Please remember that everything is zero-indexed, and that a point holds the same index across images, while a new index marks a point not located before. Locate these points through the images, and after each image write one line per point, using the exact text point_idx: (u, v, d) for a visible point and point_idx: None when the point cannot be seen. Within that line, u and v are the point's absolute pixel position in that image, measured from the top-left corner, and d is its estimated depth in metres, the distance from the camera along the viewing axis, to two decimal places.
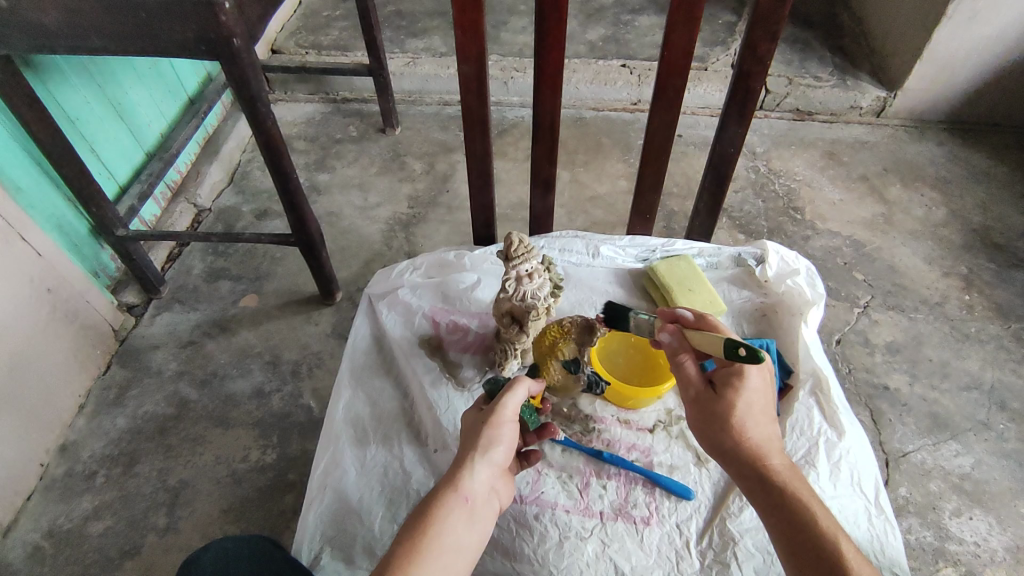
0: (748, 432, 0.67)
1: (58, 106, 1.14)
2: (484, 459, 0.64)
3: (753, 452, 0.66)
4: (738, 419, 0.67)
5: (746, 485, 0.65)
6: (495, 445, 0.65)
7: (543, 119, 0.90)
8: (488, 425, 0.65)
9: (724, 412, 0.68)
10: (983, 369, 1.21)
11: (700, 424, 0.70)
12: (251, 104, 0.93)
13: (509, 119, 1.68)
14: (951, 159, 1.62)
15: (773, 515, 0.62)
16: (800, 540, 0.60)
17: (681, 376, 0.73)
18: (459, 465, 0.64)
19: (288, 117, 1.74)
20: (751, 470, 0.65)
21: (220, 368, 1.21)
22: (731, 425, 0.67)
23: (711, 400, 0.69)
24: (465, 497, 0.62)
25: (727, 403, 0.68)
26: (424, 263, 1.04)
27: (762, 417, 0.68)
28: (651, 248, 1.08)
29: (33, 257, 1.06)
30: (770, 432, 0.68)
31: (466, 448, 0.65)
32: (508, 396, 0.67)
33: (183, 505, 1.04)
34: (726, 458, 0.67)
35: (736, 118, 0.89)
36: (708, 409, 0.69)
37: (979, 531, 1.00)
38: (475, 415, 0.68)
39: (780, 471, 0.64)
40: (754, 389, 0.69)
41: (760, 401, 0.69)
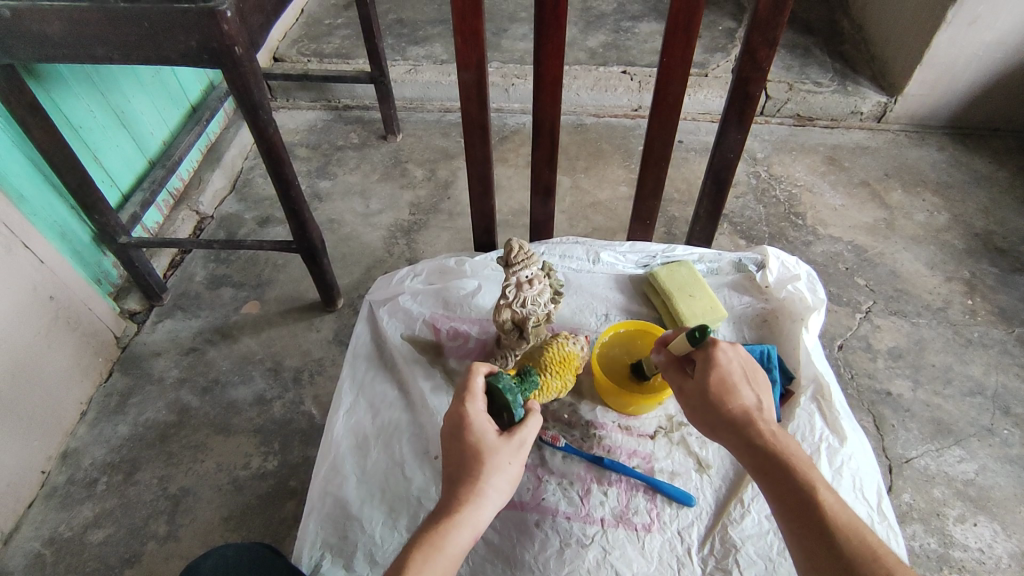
0: (729, 406, 0.67)
1: (61, 115, 1.15)
2: (493, 493, 0.63)
3: (737, 424, 0.66)
4: (716, 392, 0.67)
5: (741, 458, 0.65)
6: (503, 485, 0.64)
7: (543, 126, 0.90)
8: (508, 466, 0.64)
9: (703, 388, 0.68)
10: (985, 374, 1.20)
11: (690, 408, 0.71)
12: (253, 112, 0.94)
13: (509, 126, 1.69)
14: (952, 163, 1.62)
15: (771, 485, 0.62)
16: (796, 507, 0.59)
17: (667, 372, 0.74)
18: (471, 497, 0.62)
19: (290, 125, 1.75)
20: (738, 442, 0.65)
21: (222, 375, 1.22)
22: (711, 400, 0.67)
23: (692, 380, 0.70)
24: (477, 532, 0.61)
25: (703, 378, 0.69)
26: (424, 270, 1.04)
27: (741, 387, 0.68)
28: (652, 254, 1.08)
29: (36, 264, 1.06)
30: (753, 400, 0.68)
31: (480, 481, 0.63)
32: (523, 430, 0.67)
33: (184, 513, 1.04)
34: (719, 433, 0.67)
35: (736, 124, 0.89)
36: (690, 390, 0.70)
37: (984, 538, 1.00)
38: (488, 443, 0.65)
39: (765, 436, 0.64)
40: (728, 364, 0.69)
41: (737, 369, 0.69)
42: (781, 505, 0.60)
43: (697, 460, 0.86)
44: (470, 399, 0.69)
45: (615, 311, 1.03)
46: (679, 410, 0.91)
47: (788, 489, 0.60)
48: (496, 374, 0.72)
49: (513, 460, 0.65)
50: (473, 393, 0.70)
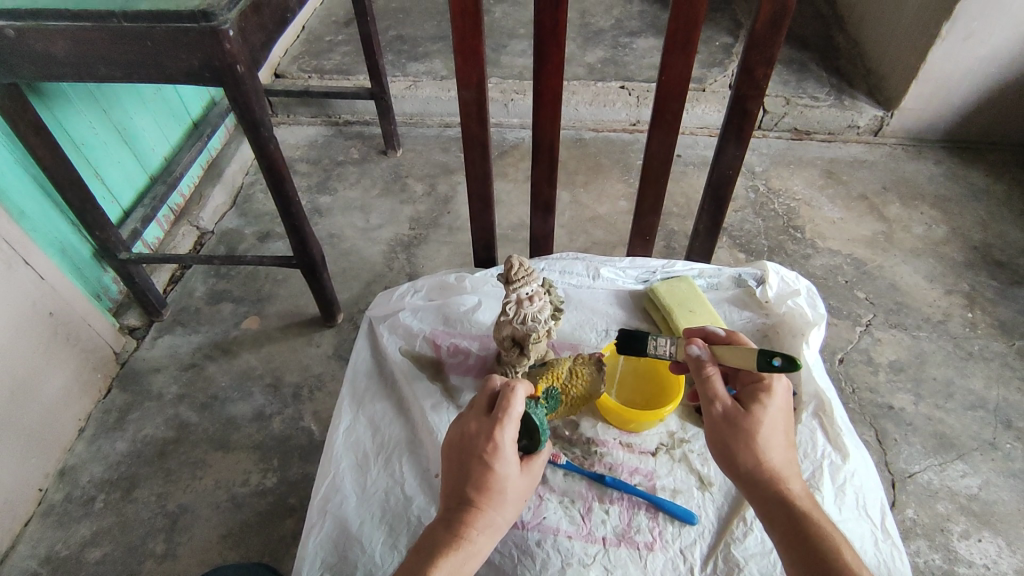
0: (771, 451, 0.66)
1: (63, 131, 1.16)
2: (497, 526, 0.64)
3: (772, 476, 0.65)
4: (763, 438, 0.66)
5: (765, 508, 0.64)
6: (508, 521, 0.65)
7: (542, 142, 0.91)
8: (517, 501, 0.65)
9: (749, 429, 0.67)
10: (987, 388, 1.20)
11: (721, 440, 0.68)
12: (254, 129, 0.94)
13: (509, 141, 1.70)
14: (950, 177, 1.62)
15: (795, 540, 0.61)
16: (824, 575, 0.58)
17: (705, 390, 0.71)
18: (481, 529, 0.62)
19: (290, 140, 1.77)
20: (768, 493, 0.65)
21: (221, 391, 1.21)
22: (755, 443, 0.66)
23: (738, 414, 0.68)
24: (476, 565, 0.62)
25: (752, 419, 0.67)
26: (425, 285, 1.04)
27: (784, 442, 0.68)
28: (651, 270, 1.08)
29: (36, 280, 1.06)
30: (790, 458, 0.67)
31: (492, 513, 0.63)
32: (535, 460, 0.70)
33: (182, 531, 1.03)
34: (747, 477, 0.66)
35: (734, 140, 0.90)
36: (731, 422, 0.68)
37: (989, 554, 0.99)
38: (509, 475, 0.64)
39: (800, 498, 0.64)
40: (777, 410, 0.69)
41: (783, 422, 0.69)
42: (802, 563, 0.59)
43: (699, 478, 0.85)
44: (504, 424, 0.65)
45: (615, 327, 1.03)
46: (680, 427, 0.91)
47: (817, 554, 0.59)
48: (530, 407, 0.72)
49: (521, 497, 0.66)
50: (510, 417, 0.65)
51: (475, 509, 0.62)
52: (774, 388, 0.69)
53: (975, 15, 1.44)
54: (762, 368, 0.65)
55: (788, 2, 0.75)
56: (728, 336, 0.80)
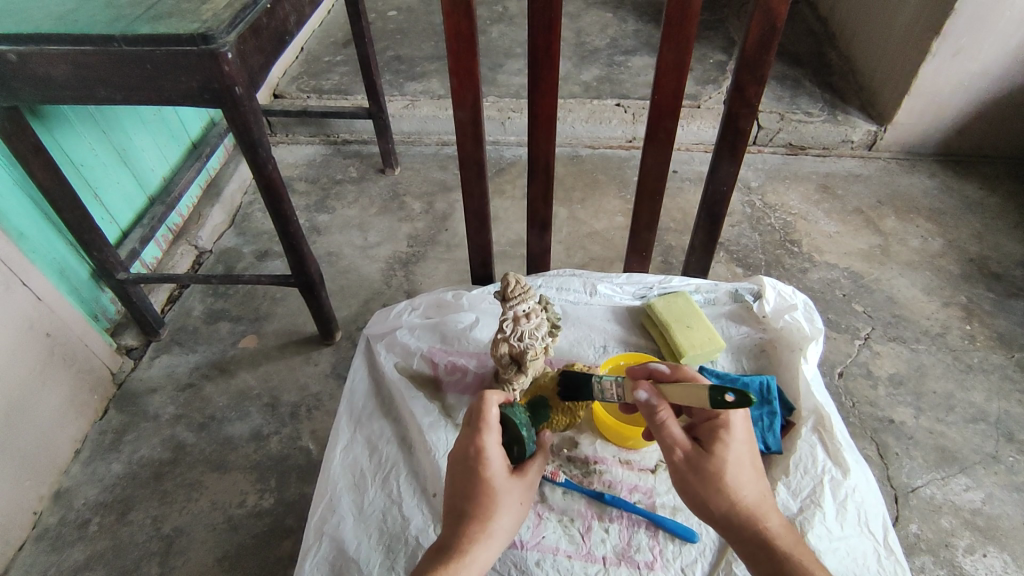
0: (743, 491, 0.65)
1: (64, 154, 1.16)
2: (498, 535, 0.63)
3: (748, 514, 0.65)
4: (730, 477, 0.65)
5: (744, 547, 0.64)
6: (511, 525, 0.65)
7: (538, 160, 0.91)
8: (515, 505, 0.65)
9: (714, 472, 0.65)
10: (987, 401, 1.19)
11: (690, 487, 0.66)
12: (252, 149, 0.95)
13: (506, 158, 1.72)
14: (944, 190, 1.63)
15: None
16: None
17: (663, 438, 0.67)
18: (479, 536, 0.62)
19: (289, 159, 1.78)
20: (747, 534, 0.64)
21: (219, 411, 1.20)
22: (724, 486, 0.65)
23: (700, 457, 0.66)
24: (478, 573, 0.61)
25: (716, 461, 0.65)
26: (422, 303, 1.04)
27: (753, 473, 0.67)
28: (649, 285, 1.08)
29: (33, 301, 1.06)
30: (761, 488, 0.67)
31: (490, 518, 0.63)
32: (531, 463, 0.69)
33: (177, 554, 1.02)
34: (722, 521, 0.65)
35: (728, 157, 0.91)
36: (697, 468, 0.65)
37: (994, 569, 0.98)
38: (501, 476, 0.65)
39: (776, 531, 0.64)
40: (740, 444, 0.67)
41: (748, 456, 0.67)
42: None
43: None
44: (487, 429, 0.66)
45: (614, 344, 1.03)
46: None
47: None
48: (509, 407, 0.72)
49: (521, 499, 0.66)
50: (490, 424, 0.66)
51: (472, 519, 0.62)
52: (731, 422, 0.68)
53: (963, 31, 1.46)
54: (716, 406, 0.60)
55: (777, 22, 0.76)
56: (672, 369, 0.75)
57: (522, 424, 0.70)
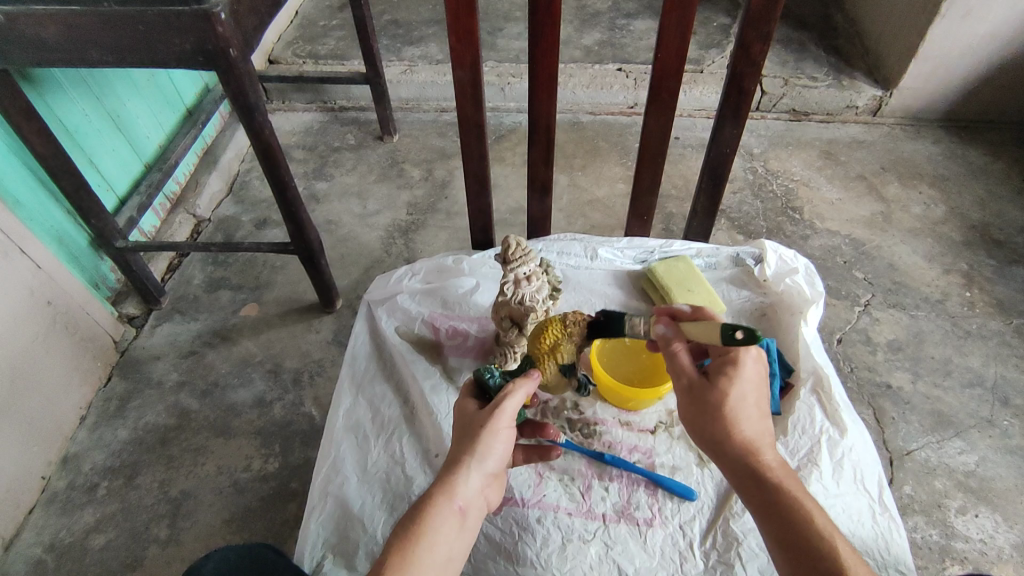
0: (743, 426, 0.63)
1: (57, 120, 1.15)
2: (475, 468, 0.63)
3: (746, 449, 0.63)
4: (730, 412, 0.64)
5: (739, 482, 0.63)
6: (493, 451, 0.64)
7: (538, 123, 0.90)
8: (485, 430, 0.64)
9: (716, 404, 0.64)
10: (984, 366, 1.20)
11: (692, 418, 0.66)
12: (248, 114, 0.94)
13: (506, 125, 1.69)
14: (948, 156, 1.62)
15: (774, 521, 0.60)
16: (796, 543, 0.58)
17: (675, 367, 0.69)
18: (453, 470, 0.62)
19: (286, 127, 1.75)
20: (744, 467, 0.62)
21: (221, 378, 1.21)
22: (724, 418, 0.64)
23: (705, 389, 0.65)
24: (457, 505, 0.61)
25: (720, 394, 0.64)
26: (422, 268, 1.04)
27: (756, 410, 0.65)
28: (650, 250, 1.08)
29: (33, 269, 1.06)
30: (763, 426, 0.65)
31: (462, 452, 0.64)
32: (508, 399, 0.66)
33: (184, 517, 1.04)
34: (721, 455, 0.64)
35: (731, 118, 0.89)
36: (701, 400, 0.65)
37: (986, 529, 1.00)
38: (476, 413, 0.68)
39: (774, 468, 0.62)
40: (746, 379, 0.65)
41: (752, 392, 0.65)
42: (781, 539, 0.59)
43: (698, 454, 0.86)
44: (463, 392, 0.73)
45: (615, 308, 1.03)
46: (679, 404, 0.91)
47: (795, 530, 0.58)
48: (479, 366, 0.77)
49: (492, 423, 0.65)
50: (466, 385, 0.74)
51: (449, 461, 0.64)
52: (740, 358, 0.66)
53: None
54: (728, 342, 0.62)
55: None
56: (694, 310, 0.74)
57: (483, 369, 0.75)
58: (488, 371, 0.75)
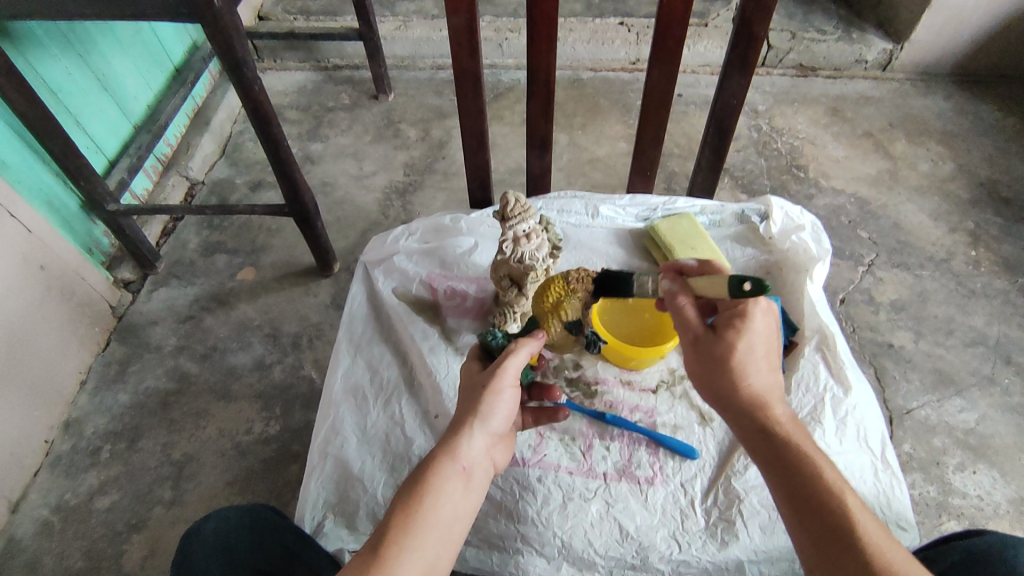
0: (749, 379, 0.63)
1: (39, 79, 1.11)
2: (478, 431, 0.62)
3: (753, 403, 0.62)
4: (737, 365, 0.63)
5: (745, 434, 0.62)
6: (495, 412, 0.64)
7: (537, 75, 0.86)
8: (489, 392, 0.64)
9: (722, 356, 0.63)
10: (988, 325, 1.19)
11: (700, 370, 0.66)
12: (237, 70, 0.91)
13: (504, 82, 1.64)
14: (958, 111, 1.58)
15: (777, 471, 0.58)
16: (800, 493, 0.56)
17: (680, 320, 0.68)
18: (456, 432, 0.62)
19: (278, 86, 1.71)
20: (750, 420, 0.62)
21: (220, 342, 1.21)
22: (732, 371, 0.63)
23: (711, 341, 0.64)
24: (462, 464, 0.60)
25: (727, 346, 0.64)
26: (419, 228, 1.02)
27: (764, 364, 0.64)
28: (652, 208, 1.06)
29: (24, 234, 1.04)
30: (772, 379, 0.64)
31: (466, 415, 0.63)
32: (510, 359, 0.65)
33: (188, 479, 1.05)
34: (730, 409, 0.63)
35: (739, 68, 0.86)
36: (708, 353, 0.64)
37: (983, 485, 1.01)
38: (477, 375, 0.67)
39: (782, 422, 0.61)
40: (755, 332, 0.64)
41: (763, 347, 0.64)
42: (785, 489, 0.57)
43: (699, 414, 0.86)
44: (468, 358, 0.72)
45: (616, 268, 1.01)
46: (681, 363, 0.91)
47: (799, 481, 0.57)
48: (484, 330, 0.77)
49: (495, 385, 0.64)
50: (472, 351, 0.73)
51: (453, 424, 0.63)
52: (751, 311, 0.65)
53: None
54: (735, 295, 0.59)
55: None
56: (700, 264, 0.72)
57: (487, 331, 0.75)
58: (491, 333, 0.76)
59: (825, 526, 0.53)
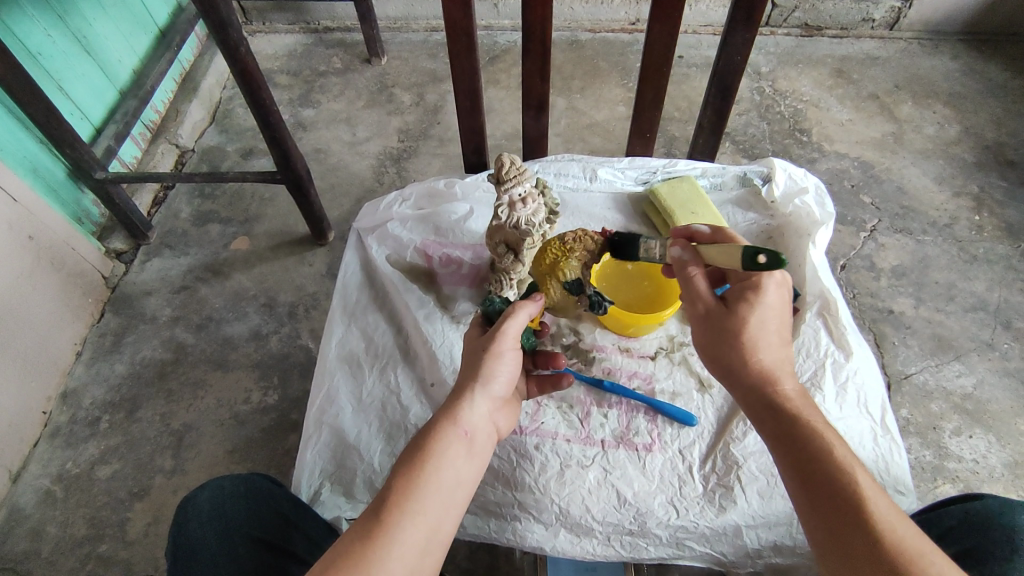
0: (758, 354, 0.62)
1: (18, 41, 1.07)
2: (480, 394, 0.62)
3: (762, 377, 0.62)
4: (747, 340, 0.62)
5: (752, 409, 0.62)
6: (497, 375, 0.63)
7: (533, 31, 0.83)
8: (490, 354, 0.63)
9: (734, 329, 0.63)
10: (989, 290, 1.18)
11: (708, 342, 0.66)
12: (221, 30, 0.88)
13: (500, 44, 1.60)
14: (966, 72, 1.54)
15: (785, 445, 0.58)
16: (809, 465, 0.56)
17: (689, 291, 0.68)
18: (458, 395, 0.62)
19: (267, 50, 1.66)
20: (759, 395, 0.61)
21: (215, 312, 1.20)
22: (741, 344, 0.63)
23: (722, 315, 0.65)
24: (462, 429, 0.60)
25: (740, 319, 0.63)
26: (413, 194, 1.00)
27: (776, 338, 0.64)
28: (652, 170, 1.03)
29: (9, 203, 1.02)
30: (782, 353, 0.64)
31: (468, 379, 0.63)
32: (510, 321, 0.65)
33: (188, 448, 1.05)
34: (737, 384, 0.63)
35: (743, 22, 0.82)
36: (717, 324, 0.65)
37: (979, 449, 1.01)
38: (478, 339, 0.67)
39: (791, 396, 0.61)
40: (768, 307, 0.64)
41: (772, 320, 0.64)
42: (794, 463, 0.57)
43: (698, 380, 0.85)
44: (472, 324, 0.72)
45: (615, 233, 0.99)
46: (680, 330, 0.90)
47: (807, 452, 0.56)
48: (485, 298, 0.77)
49: (496, 349, 0.64)
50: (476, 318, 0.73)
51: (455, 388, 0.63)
52: (766, 284, 0.65)
53: None
54: (748, 267, 0.59)
55: None
56: (713, 232, 0.74)
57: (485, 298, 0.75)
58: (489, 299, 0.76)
59: (834, 501, 0.53)
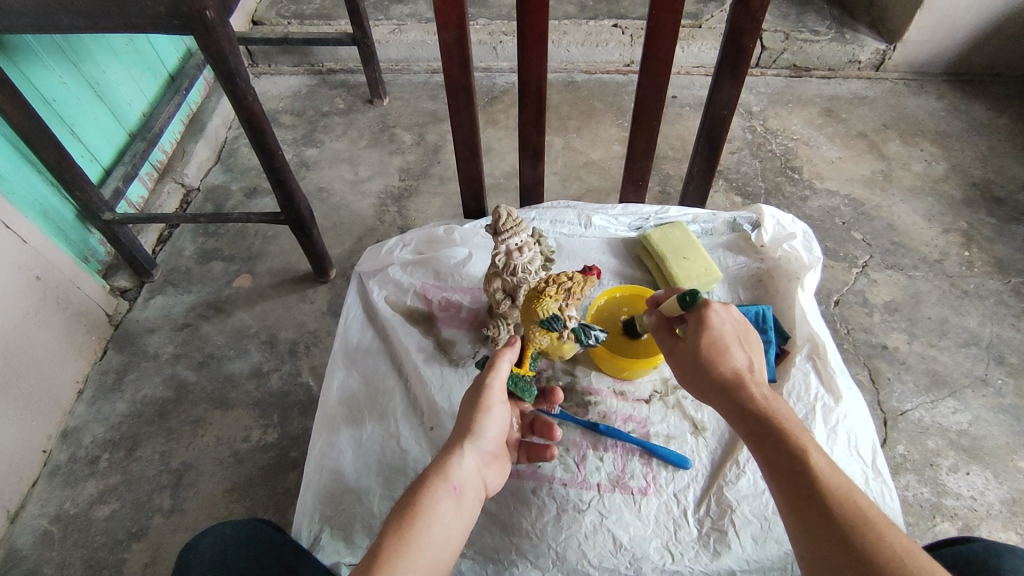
0: (720, 364, 0.65)
1: (32, 87, 1.11)
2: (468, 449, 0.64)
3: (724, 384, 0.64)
4: (709, 355, 0.66)
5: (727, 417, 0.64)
6: (486, 431, 0.66)
7: (529, 84, 0.86)
8: (483, 412, 0.66)
9: (696, 354, 0.66)
10: (981, 325, 1.20)
11: (681, 371, 0.69)
12: (229, 79, 0.91)
13: (499, 85, 1.65)
14: (952, 112, 1.58)
15: (755, 444, 0.60)
16: (774, 456, 0.58)
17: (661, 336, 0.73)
18: (448, 452, 0.63)
19: (272, 91, 1.70)
20: (727, 403, 0.64)
21: (217, 350, 1.21)
22: (703, 361, 0.66)
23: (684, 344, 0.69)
24: (453, 484, 0.61)
25: (695, 342, 0.67)
26: (413, 239, 1.02)
27: (735, 348, 0.66)
28: (645, 216, 1.06)
29: (19, 245, 1.04)
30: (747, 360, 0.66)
31: (458, 436, 0.65)
32: (494, 376, 0.68)
33: (187, 487, 1.05)
34: (710, 398, 0.66)
35: (729, 78, 0.86)
36: (684, 353, 0.68)
37: (976, 486, 1.01)
38: (467, 395, 0.70)
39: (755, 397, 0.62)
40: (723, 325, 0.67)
41: (732, 334, 0.67)
42: (765, 459, 0.58)
43: (692, 423, 0.86)
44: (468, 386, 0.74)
45: (611, 277, 1.02)
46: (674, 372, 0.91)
47: (772, 447, 0.58)
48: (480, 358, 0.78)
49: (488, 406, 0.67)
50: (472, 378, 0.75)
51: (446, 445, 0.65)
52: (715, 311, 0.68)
53: None
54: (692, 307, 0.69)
55: None
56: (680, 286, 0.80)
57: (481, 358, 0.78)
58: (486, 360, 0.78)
59: (806, 495, 0.54)
